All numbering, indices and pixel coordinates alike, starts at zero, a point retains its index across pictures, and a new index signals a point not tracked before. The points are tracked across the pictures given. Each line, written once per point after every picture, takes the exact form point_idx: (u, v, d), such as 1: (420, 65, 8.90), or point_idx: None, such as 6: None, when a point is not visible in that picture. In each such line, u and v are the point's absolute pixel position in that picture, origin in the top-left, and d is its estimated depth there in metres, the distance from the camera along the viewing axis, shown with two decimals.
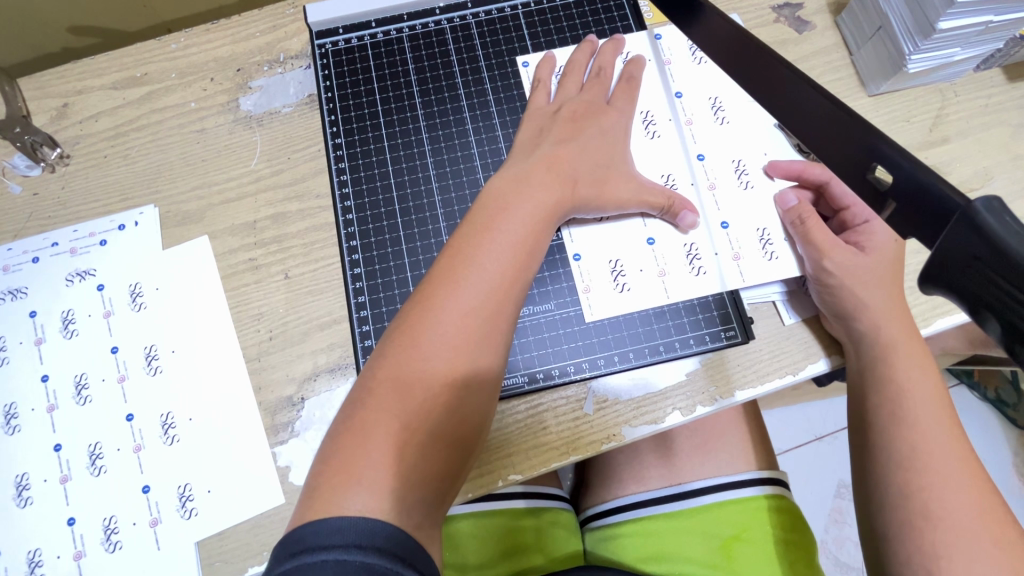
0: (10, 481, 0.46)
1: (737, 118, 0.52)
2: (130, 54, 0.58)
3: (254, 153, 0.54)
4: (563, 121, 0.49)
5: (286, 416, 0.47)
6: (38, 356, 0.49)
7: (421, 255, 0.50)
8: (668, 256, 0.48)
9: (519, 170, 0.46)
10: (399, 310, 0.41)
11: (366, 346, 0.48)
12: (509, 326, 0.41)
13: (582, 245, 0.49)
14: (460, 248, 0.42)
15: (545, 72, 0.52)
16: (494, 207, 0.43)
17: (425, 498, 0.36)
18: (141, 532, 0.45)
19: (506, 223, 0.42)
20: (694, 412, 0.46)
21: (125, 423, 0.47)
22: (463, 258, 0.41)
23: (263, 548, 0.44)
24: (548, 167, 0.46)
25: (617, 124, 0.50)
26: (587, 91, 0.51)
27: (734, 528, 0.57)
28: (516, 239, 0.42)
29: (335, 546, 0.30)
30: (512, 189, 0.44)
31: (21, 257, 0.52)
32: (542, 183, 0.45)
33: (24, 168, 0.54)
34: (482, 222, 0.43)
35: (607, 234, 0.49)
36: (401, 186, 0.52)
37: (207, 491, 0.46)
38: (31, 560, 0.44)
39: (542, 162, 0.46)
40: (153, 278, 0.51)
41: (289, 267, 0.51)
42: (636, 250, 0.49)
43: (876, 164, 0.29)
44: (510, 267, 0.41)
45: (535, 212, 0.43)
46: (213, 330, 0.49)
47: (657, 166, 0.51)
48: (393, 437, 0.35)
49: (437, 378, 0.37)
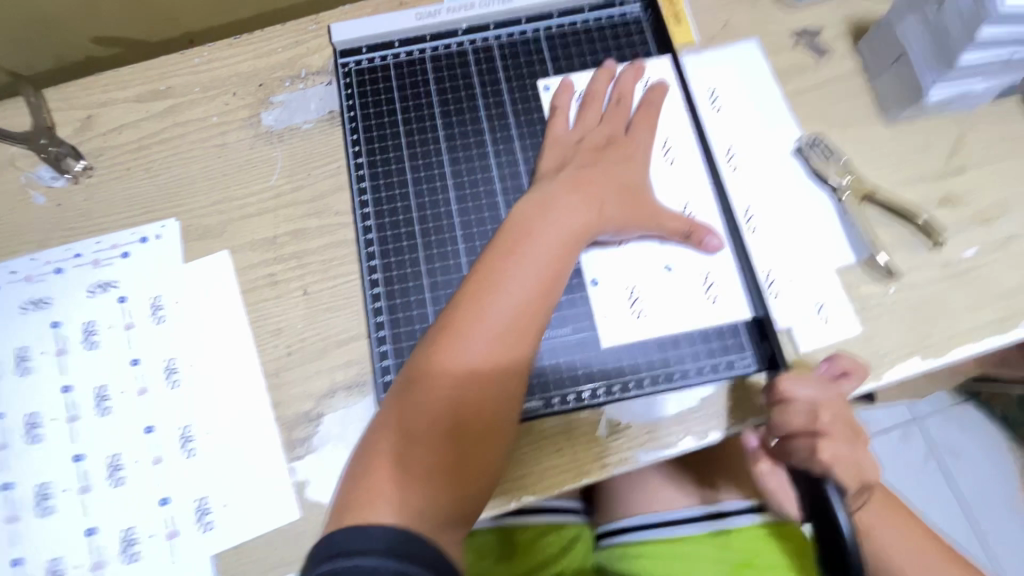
0: (30, 490, 0.47)
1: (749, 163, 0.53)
2: (154, 68, 0.58)
3: (275, 169, 0.55)
4: (585, 151, 0.49)
5: (303, 432, 0.48)
6: (60, 367, 0.50)
7: (440, 276, 0.50)
8: (685, 284, 0.49)
9: (543, 195, 0.47)
10: (427, 332, 0.43)
11: (384, 365, 0.49)
12: (534, 345, 0.42)
13: (600, 271, 0.49)
14: (485, 275, 0.43)
15: (565, 98, 0.53)
16: (519, 230, 0.45)
17: (454, 513, 0.38)
18: (159, 544, 0.45)
19: (530, 247, 0.44)
20: (707, 438, 0.46)
21: (144, 435, 0.48)
22: (488, 284, 0.42)
23: (279, 562, 0.45)
24: (571, 191, 0.46)
25: (637, 152, 0.50)
26: (608, 119, 0.51)
27: (745, 555, 0.58)
28: (540, 263, 0.43)
29: (370, 553, 0.33)
30: (537, 211, 0.45)
31: (44, 267, 0.52)
32: (567, 206, 0.46)
33: (49, 179, 0.55)
34: (506, 248, 0.44)
35: (625, 261, 0.49)
36: (421, 206, 0.52)
37: (224, 504, 0.46)
38: (51, 569, 0.45)
39: (566, 187, 0.47)
40: (174, 291, 0.52)
41: (308, 283, 0.51)
42: (654, 276, 0.49)
43: None
44: (535, 292, 0.42)
45: (560, 237, 0.44)
46: (232, 344, 0.50)
47: (675, 193, 0.51)
48: (420, 459, 0.38)
49: (462, 402, 0.40)
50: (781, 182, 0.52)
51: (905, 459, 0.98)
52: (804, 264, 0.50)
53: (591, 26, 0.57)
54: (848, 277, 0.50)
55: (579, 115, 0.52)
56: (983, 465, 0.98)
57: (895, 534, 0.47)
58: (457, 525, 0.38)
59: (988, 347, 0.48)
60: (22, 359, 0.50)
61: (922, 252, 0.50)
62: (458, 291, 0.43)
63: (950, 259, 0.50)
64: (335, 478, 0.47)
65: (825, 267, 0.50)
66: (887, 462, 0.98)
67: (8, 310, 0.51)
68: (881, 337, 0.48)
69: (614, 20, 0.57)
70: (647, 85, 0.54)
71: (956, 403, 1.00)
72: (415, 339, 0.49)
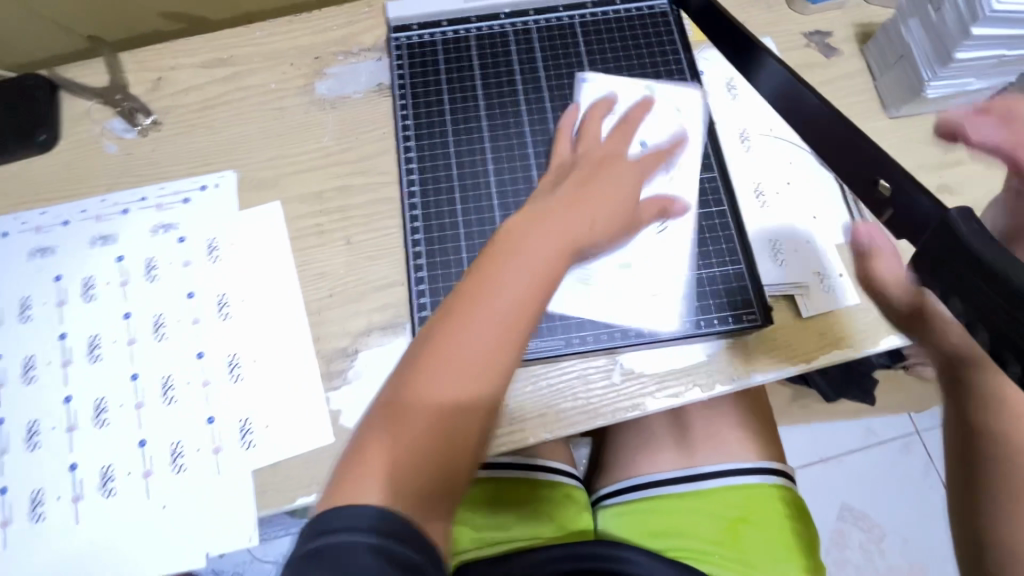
0: (89, 404, 0.51)
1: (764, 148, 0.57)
2: (221, 39, 0.64)
3: (326, 132, 0.60)
4: (585, 167, 0.50)
5: (340, 365, 0.52)
6: (122, 295, 0.54)
7: (476, 229, 0.55)
8: (676, 264, 0.52)
9: (542, 205, 0.47)
10: (417, 336, 0.43)
11: (421, 302, 0.53)
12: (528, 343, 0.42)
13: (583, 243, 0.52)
14: (480, 280, 0.42)
15: (569, 120, 0.56)
16: (513, 232, 0.45)
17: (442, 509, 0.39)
18: (204, 457, 0.49)
19: (529, 248, 0.43)
20: (713, 389, 0.50)
21: (195, 359, 0.52)
22: (483, 290, 0.42)
23: (312, 481, 0.49)
24: (571, 201, 0.47)
25: (630, 167, 0.50)
26: (609, 143, 0.52)
27: (744, 511, 0.61)
28: (535, 266, 0.43)
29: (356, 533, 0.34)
30: (529, 225, 0.45)
31: (112, 208, 0.57)
32: (566, 213, 0.45)
33: (121, 131, 0.61)
34: (501, 254, 0.43)
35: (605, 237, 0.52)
36: (461, 166, 0.57)
37: (265, 426, 0.50)
38: (104, 475, 0.49)
39: (565, 199, 0.47)
40: (227, 235, 0.56)
41: (351, 234, 0.56)
42: (655, 247, 0.52)
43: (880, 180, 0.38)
44: (530, 294, 0.42)
45: (558, 244, 0.44)
46: (280, 284, 0.55)
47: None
48: (411, 456, 0.38)
49: (451, 399, 0.39)
50: (790, 163, 0.56)
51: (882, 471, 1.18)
52: (808, 238, 0.54)
53: (622, 16, 0.62)
54: (850, 252, 0.54)
55: (570, 219, 0.46)
56: None
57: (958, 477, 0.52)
58: (442, 497, 0.39)
59: None
60: (88, 288, 0.55)
61: None
62: (456, 288, 0.43)
63: None
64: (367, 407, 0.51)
65: (828, 241, 0.54)
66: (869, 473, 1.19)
67: (77, 244, 0.56)
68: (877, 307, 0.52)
69: (642, 11, 0.62)
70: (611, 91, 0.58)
71: None
72: (450, 281, 0.53)
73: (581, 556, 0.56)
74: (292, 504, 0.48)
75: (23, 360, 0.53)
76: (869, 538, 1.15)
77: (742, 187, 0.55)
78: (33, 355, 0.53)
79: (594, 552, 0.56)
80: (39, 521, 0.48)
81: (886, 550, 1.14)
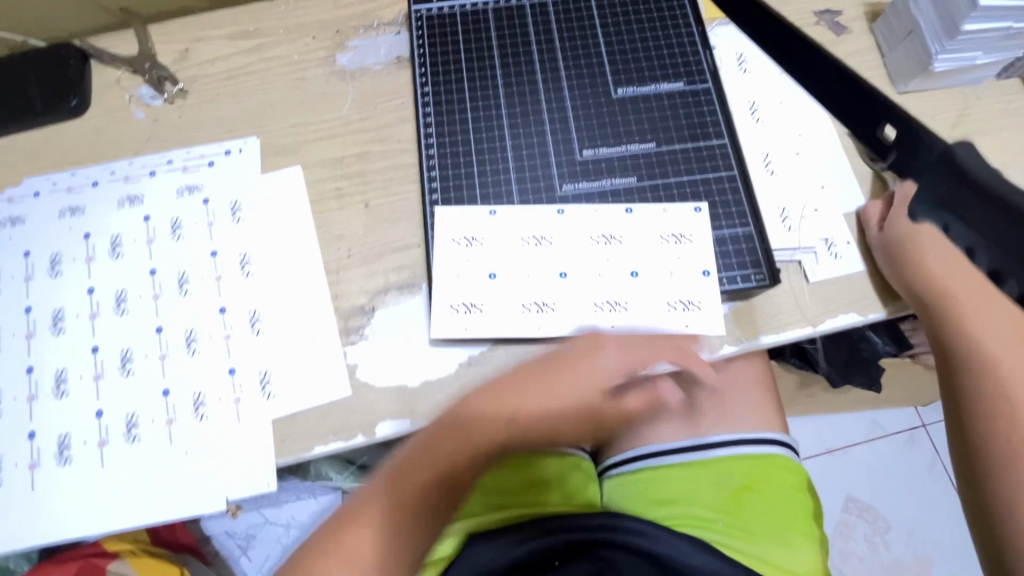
0: (116, 354, 0.53)
1: (772, 119, 0.58)
2: (247, 12, 0.67)
3: (346, 101, 0.62)
4: (536, 371, 0.48)
5: (357, 321, 0.54)
6: (148, 252, 0.56)
7: (490, 187, 0.56)
8: (640, 255, 0.52)
9: (473, 399, 0.48)
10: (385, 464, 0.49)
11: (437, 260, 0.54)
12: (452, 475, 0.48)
13: (501, 273, 0.52)
14: (401, 471, 0.48)
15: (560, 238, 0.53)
16: (447, 419, 0.48)
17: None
18: (225, 407, 0.51)
19: (437, 453, 0.47)
20: (721, 349, 0.51)
21: (218, 314, 0.54)
22: (403, 478, 0.48)
23: (329, 430, 0.50)
24: (492, 397, 0.47)
25: (581, 373, 0.47)
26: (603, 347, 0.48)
27: (745, 478, 0.63)
28: (445, 467, 0.48)
29: None
30: (519, 407, 0.48)
31: (140, 170, 0.59)
32: (484, 421, 0.47)
33: (149, 98, 0.63)
34: (420, 477, 0.48)
35: (527, 261, 0.52)
36: (478, 130, 0.58)
37: (284, 377, 0.52)
38: (128, 422, 0.51)
39: (490, 399, 0.47)
40: (250, 197, 0.58)
41: (369, 198, 0.58)
42: (680, 218, 0.53)
43: (886, 125, 0.55)
44: (451, 461, 0.48)
45: (468, 441, 0.48)
46: (300, 245, 0.56)
47: (502, 235, 0.53)
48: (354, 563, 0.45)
49: None
50: (798, 135, 0.57)
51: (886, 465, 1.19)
52: (816, 206, 0.55)
53: None
54: (857, 221, 0.55)
55: (558, 401, 0.48)
56: None
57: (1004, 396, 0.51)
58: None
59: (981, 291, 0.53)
60: (116, 245, 0.57)
61: None
62: (390, 465, 0.49)
63: None
64: (382, 362, 0.52)
65: (835, 210, 0.55)
66: (875, 465, 1.19)
67: (106, 203, 0.58)
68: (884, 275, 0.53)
69: None
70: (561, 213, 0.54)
71: None
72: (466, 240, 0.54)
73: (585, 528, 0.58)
74: (309, 453, 0.50)
75: (52, 312, 0.55)
76: (874, 530, 1.15)
77: (752, 156, 0.57)
78: (63, 307, 0.55)
79: (599, 523, 0.58)
80: (65, 464, 0.50)
81: (891, 542, 1.14)
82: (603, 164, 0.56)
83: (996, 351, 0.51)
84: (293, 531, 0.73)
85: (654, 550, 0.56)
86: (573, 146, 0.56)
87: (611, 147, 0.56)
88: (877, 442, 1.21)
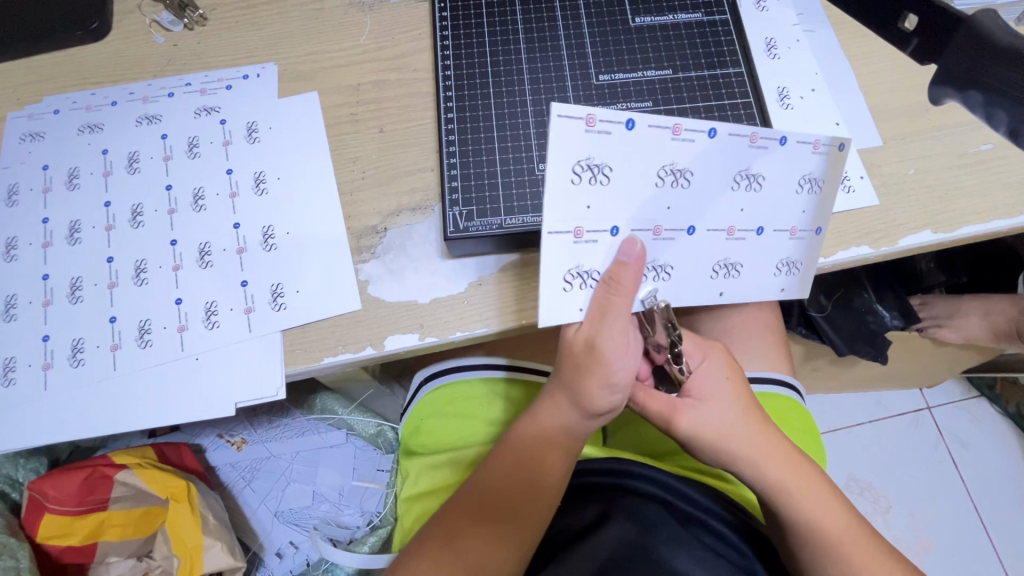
0: (129, 264, 0.53)
1: (790, 57, 0.58)
2: None
3: (364, 31, 0.62)
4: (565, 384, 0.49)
5: (370, 241, 0.53)
6: (165, 169, 0.57)
7: (506, 107, 0.56)
8: (770, 210, 0.45)
9: (497, 462, 0.52)
10: (422, 531, 0.52)
11: (450, 175, 0.53)
12: (506, 521, 0.50)
13: (624, 228, 0.42)
14: (460, 501, 0.52)
15: (683, 165, 0.41)
16: (467, 509, 0.51)
17: None
18: (236, 317, 0.51)
19: (482, 541, 0.49)
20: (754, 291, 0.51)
21: (232, 229, 0.54)
22: (449, 532, 0.50)
23: (338, 343, 0.50)
24: (514, 452, 0.52)
25: (594, 385, 0.47)
26: (602, 321, 0.44)
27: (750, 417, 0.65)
28: (491, 502, 0.50)
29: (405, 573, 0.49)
30: (541, 428, 0.51)
31: (159, 91, 0.60)
32: (511, 454, 0.52)
33: (168, 23, 0.63)
34: (472, 491, 0.52)
35: (656, 209, 0.42)
36: (495, 54, 0.58)
37: (296, 291, 0.52)
38: (142, 327, 0.51)
39: (514, 457, 0.52)
40: (267, 119, 0.59)
41: (384, 123, 0.58)
42: (828, 158, 0.44)
43: (905, 16, 0.40)
44: (499, 487, 0.51)
45: (508, 496, 0.50)
46: (314, 164, 0.56)
47: (629, 167, 0.40)
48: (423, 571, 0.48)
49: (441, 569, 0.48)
50: (815, 74, 0.58)
51: (891, 446, 1.16)
52: None
53: None
54: (872, 157, 0.54)
55: (579, 420, 0.50)
56: (993, 452, 1.15)
57: (809, 501, 0.50)
58: None
59: (994, 228, 0.52)
60: (133, 161, 0.57)
61: (937, 144, 0.54)
62: (441, 511, 0.52)
63: (966, 151, 0.54)
64: (396, 280, 0.52)
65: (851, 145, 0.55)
66: (880, 445, 1.16)
67: (124, 121, 0.59)
68: (896, 210, 0.52)
69: None
70: (713, 137, 0.41)
71: (970, 397, 1.19)
72: (482, 158, 0.53)
73: (595, 472, 0.56)
74: (318, 363, 0.50)
75: (70, 223, 0.55)
76: (875, 509, 1.11)
77: (769, 90, 0.57)
78: (79, 219, 0.55)
79: (610, 468, 0.56)
80: (78, 366, 0.51)
81: (891, 521, 1.10)
82: (618, 88, 0.56)
83: (762, 460, 0.51)
84: (295, 466, 0.83)
85: (663, 496, 0.53)
86: (589, 71, 0.57)
87: (628, 73, 0.56)
88: (882, 423, 1.18)
